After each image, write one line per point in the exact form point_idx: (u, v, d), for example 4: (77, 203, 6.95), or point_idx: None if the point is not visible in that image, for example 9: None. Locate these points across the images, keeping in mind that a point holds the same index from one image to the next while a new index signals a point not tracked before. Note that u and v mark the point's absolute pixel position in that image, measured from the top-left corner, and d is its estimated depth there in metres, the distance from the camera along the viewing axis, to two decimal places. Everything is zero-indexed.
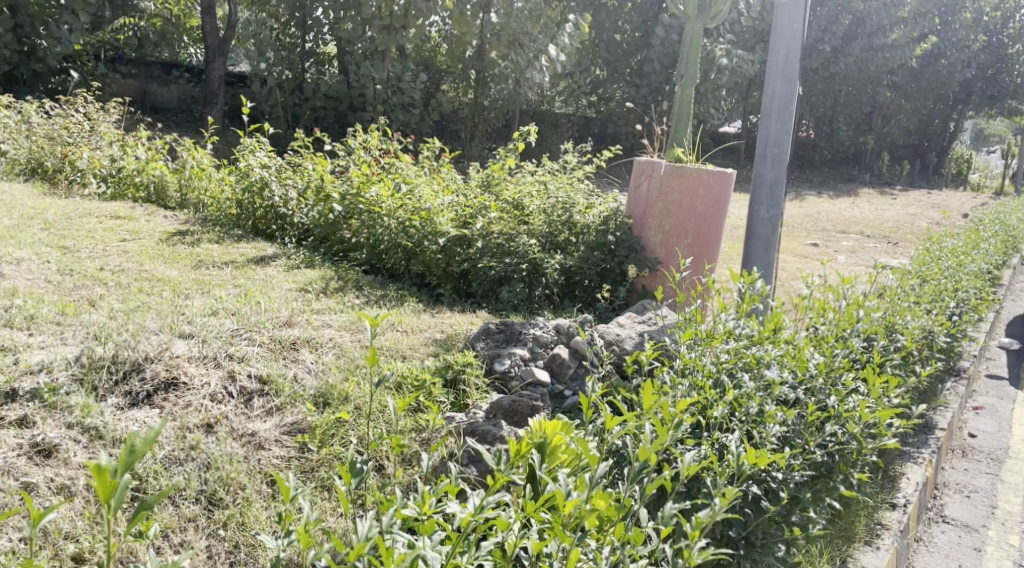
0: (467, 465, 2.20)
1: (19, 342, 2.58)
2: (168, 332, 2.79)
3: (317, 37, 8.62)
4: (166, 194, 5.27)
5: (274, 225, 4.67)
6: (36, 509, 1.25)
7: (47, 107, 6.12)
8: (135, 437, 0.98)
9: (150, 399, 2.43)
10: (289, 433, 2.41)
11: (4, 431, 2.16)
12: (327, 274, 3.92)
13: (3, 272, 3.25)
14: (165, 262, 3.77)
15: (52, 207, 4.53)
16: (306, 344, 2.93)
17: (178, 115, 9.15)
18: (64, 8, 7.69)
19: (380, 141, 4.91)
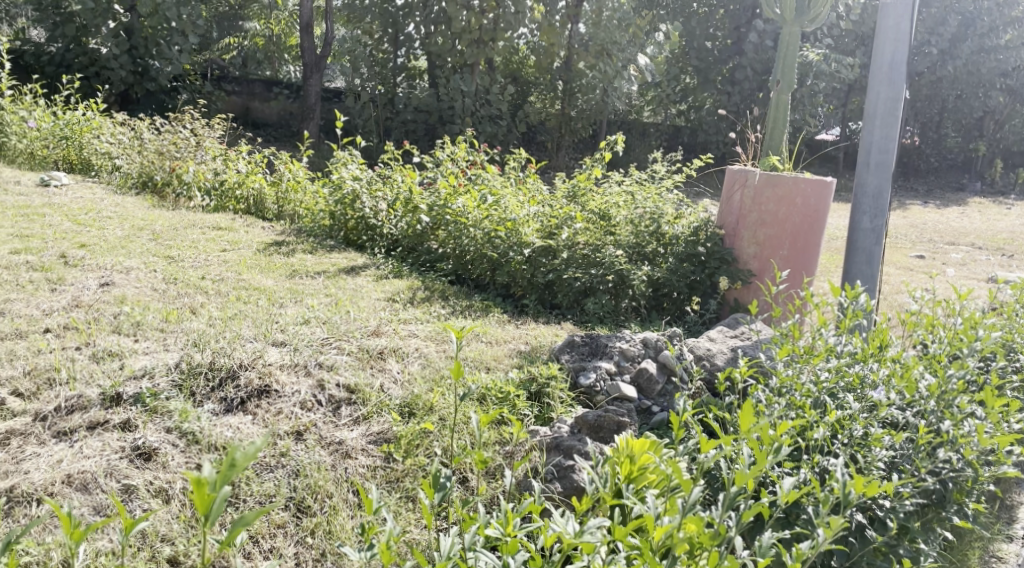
0: (551, 481, 2.16)
1: (126, 348, 2.69)
2: (262, 340, 2.85)
3: (409, 52, 8.77)
4: (265, 207, 5.46)
5: (365, 236, 4.74)
6: (129, 518, 1.27)
7: (158, 124, 6.41)
8: (235, 451, 1.02)
9: (243, 405, 2.47)
10: (375, 442, 2.40)
11: (110, 434, 2.24)
12: (414, 284, 3.95)
13: (113, 281, 3.39)
14: (262, 272, 3.87)
15: (160, 218, 4.74)
16: (393, 353, 2.94)
17: (278, 131, 9.45)
18: (174, 30, 8.07)
19: (467, 153, 4.93)
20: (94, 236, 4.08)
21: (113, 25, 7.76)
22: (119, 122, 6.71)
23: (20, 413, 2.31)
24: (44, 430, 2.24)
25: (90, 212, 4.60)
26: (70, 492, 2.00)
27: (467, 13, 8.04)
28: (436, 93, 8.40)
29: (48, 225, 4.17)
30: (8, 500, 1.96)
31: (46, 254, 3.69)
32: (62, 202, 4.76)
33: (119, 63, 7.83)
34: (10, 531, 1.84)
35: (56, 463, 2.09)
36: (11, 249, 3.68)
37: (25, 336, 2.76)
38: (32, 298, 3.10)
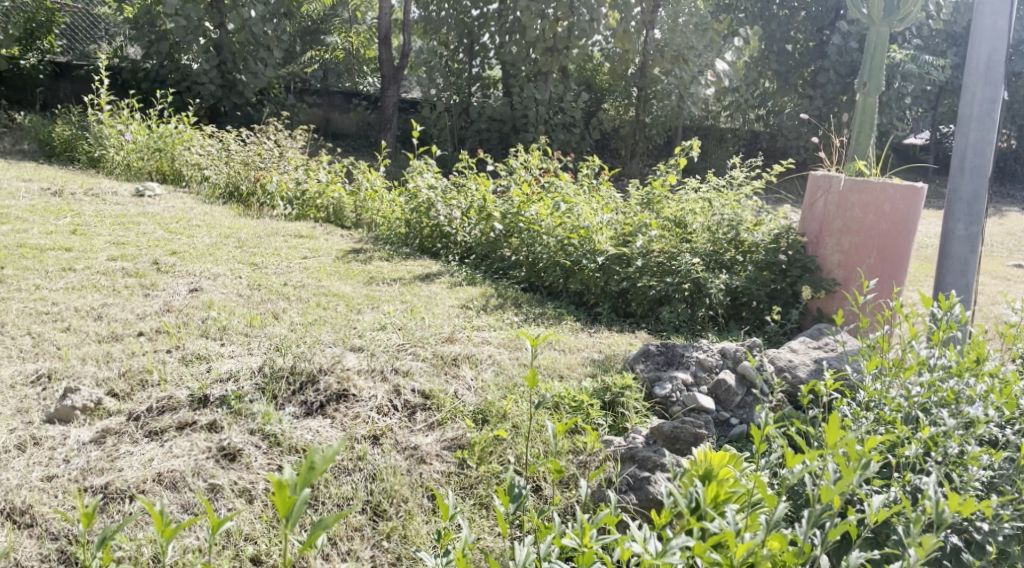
0: (626, 492, 2.13)
1: (213, 351, 2.78)
2: (341, 345, 2.91)
3: (484, 62, 8.84)
4: (344, 215, 5.57)
5: (439, 243, 4.78)
6: (216, 519, 1.34)
7: (244, 135, 6.63)
8: (313, 455, 1.11)
9: (323, 409, 2.53)
10: (449, 448, 2.42)
11: (197, 435, 2.32)
12: (487, 291, 3.97)
13: (201, 287, 3.53)
14: (340, 279, 3.95)
15: (245, 227, 4.89)
16: (467, 360, 2.96)
17: (357, 141, 9.66)
18: (260, 45, 8.36)
19: (541, 160, 4.93)
20: (184, 244, 4.24)
21: (204, 41, 8.09)
22: (208, 134, 6.97)
23: (115, 413, 2.40)
24: (137, 430, 2.32)
25: (181, 221, 4.78)
26: (160, 490, 2.07)
27: (542, 22, 8.07)
28: (510, 102, 8.47)
29: (142, 233, 4.36)
30: (103, 496, 2.04)
31: (140, 260, 3.85)
32: (156, 211, 4.96)
33: (208, 78, 8.14)
34: (105, 526, 1.92)
35: (147, 462, 2.17)
36: (109, 255, 3.86)
37: (120, 339, 2.88)
38: (127, 303, 3.24)
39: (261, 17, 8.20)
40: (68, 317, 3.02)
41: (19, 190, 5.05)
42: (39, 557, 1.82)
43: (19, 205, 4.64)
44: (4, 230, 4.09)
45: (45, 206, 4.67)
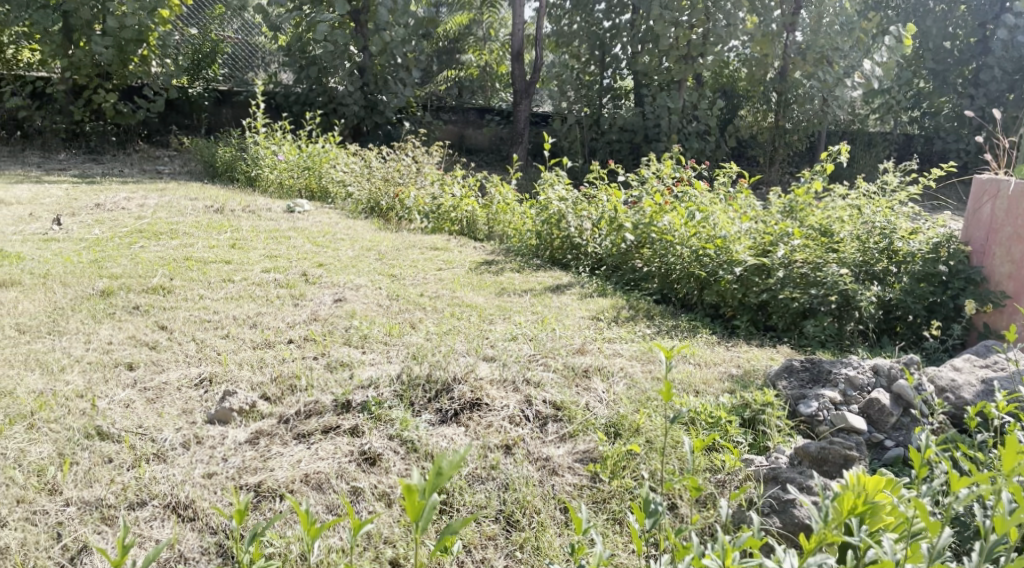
0: (768, 514, 2.04)
1: (355, 358, 2.89)
2: (473, 354, 2.95)
3: (616, 73, 8.79)
4: (476, 228, 5.67)
5: (570, 255, 4.76)
6: (355, 520, 1.40)
7: (385, 152, 6.89)
8: (444, 460, 1.16)
9: (457, 417, 2.57)
10: (581, 461, 2.40)
11: (341, 439, 2.41)
12: (618, 303, 3.92)
13: (345, 296, 3.68)
14: (473, 290, 4.02)
15: (385, 240, 5.06)
16: (598, 372, 2.92)
17: (490, 156, 9.86)
18: (400, 66, 8.72)
19: (674, 169, 4.83)
20: (330, 257, 4.44)
21: (349, 65, 8.53)
22: (353, 153, 7.30)
23: (267, 415, 2.53)
24: (286, 432, 2.44)
25: (327, 235, 5.01)
26: (307, 490, 2.17)
27: (676, 30, 7.95)
28: (642, 112, 8.40)
29: (293, 247, 4.60)
30: (256, 494, 2.15)
31: (291, 272, 4.07)
32: (305, 225, 5.24)
33: (353, 100, 8.55)
34: (257, 522, 2.02)
35: (296, 462, 2.28)
36: (263, 267, 4.09)
37: (273, 345, 3.04)
38: (279, 312, 3.42)
39: (402, 39, 8.56)
40: (228, 325, 3.22)
41: (185, 208, 5.45)
42: (200, 550, 1.94)
43: (186, 222, 5.01)
44: (173, 245, 4.41)
45: (208, 222, 5.03)
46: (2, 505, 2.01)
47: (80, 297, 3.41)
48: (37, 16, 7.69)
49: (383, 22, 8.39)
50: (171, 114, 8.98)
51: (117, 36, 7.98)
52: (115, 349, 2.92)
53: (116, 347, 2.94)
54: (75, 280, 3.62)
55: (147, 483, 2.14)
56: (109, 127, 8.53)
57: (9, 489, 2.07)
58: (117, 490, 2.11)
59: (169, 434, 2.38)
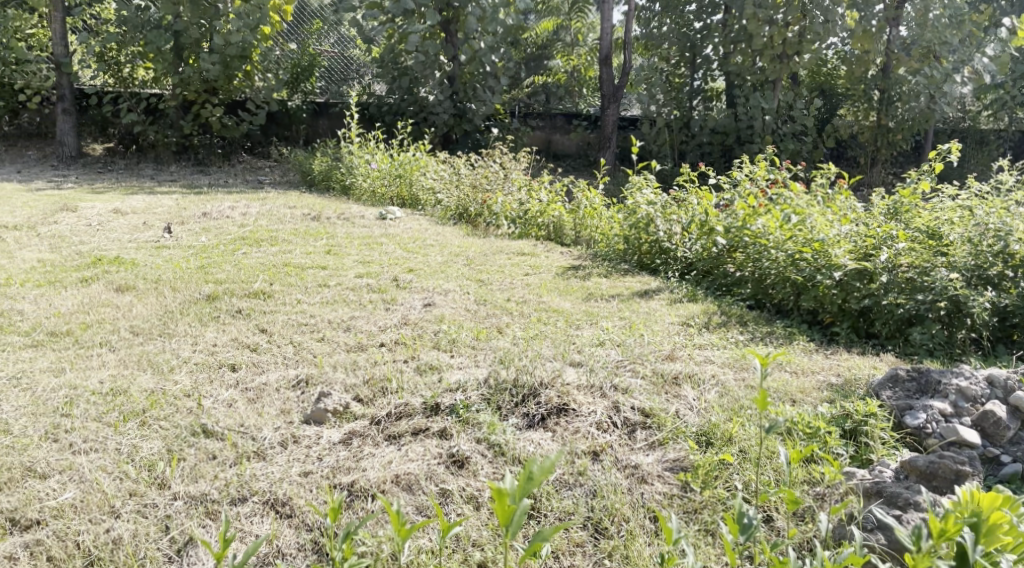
0: (872, 530, 1.95)
1: (443, 362, 2.92)
2: (560, 359, 2.94)
3: (707, 74, 8.64)
4: (563, 233, 5.64)
5: (658, 259, 4.68)
6: (447, 523, 1.47)
7: (474, 159, 6.95)
8: (535, 463, 1.23)
9: (544, 421, 2.55)
10: (671, 469, 2.34)
11: (430, 441, 2.43)
12: (709, 308, 3.83)
13: (434, 301, 3.73)
14: (560, 294, 4.01)
15: (473, 246, 5.10)
16: (688, 379, 2.86)
17: (577, 161, 9.84)
18: (489, 73, 8.80)
19: (768, 171, 4.69)
20: (420, 262, 4.51)
21: (439, 74, 8.67)
22: (443, 160, 7.41)
23: (360, 416, 2.58)
24: (378, 433, 2.48)
25: (417, 241, 5.09)
26: (398, 491, 2.19)
27: (770, 29, 7.74)
28: (735, 113, 8.22)
29: (385, 253, 4.69)
30: (348, 493, 2.19)
31: (382, 277, 4.15)
32: (396, 232, 5.35)
33: (443, 108, 8.71)
34: (350, 521, 2.05)
35: (387, 464, 2.31)
36: (357, 272, 4.19)
37: (365, 348, 3.11)
38: (371, 316, 3.49)
39: (491, 47, 8.63)
40: (323, 328, 3.31)
41: (284, 216, 5.64)
42: (296, 546, 1.99)
43: (285, 229, 5.18)
44: (272, 251, 4.57)
45: (306, 229, 5.18)
46: (116, 497, 2.11)
47: (188, 301, 3.56)
48: (151, 36, 8.09)
49: (472, 31, 8.49)
50: (271, 126, 9.35)
51: (223, 53, 8.30)
52: (219, 350, 3.04)
53: (220, 349, 3.06)
54: (184, 285, 3.79)
55: (248, 480, 2.21)
56: (216, 140, 8.91)
57: (122, 483, 2.17)
58: (221, 485, 2.19)
59: (267, 433, 2.46)
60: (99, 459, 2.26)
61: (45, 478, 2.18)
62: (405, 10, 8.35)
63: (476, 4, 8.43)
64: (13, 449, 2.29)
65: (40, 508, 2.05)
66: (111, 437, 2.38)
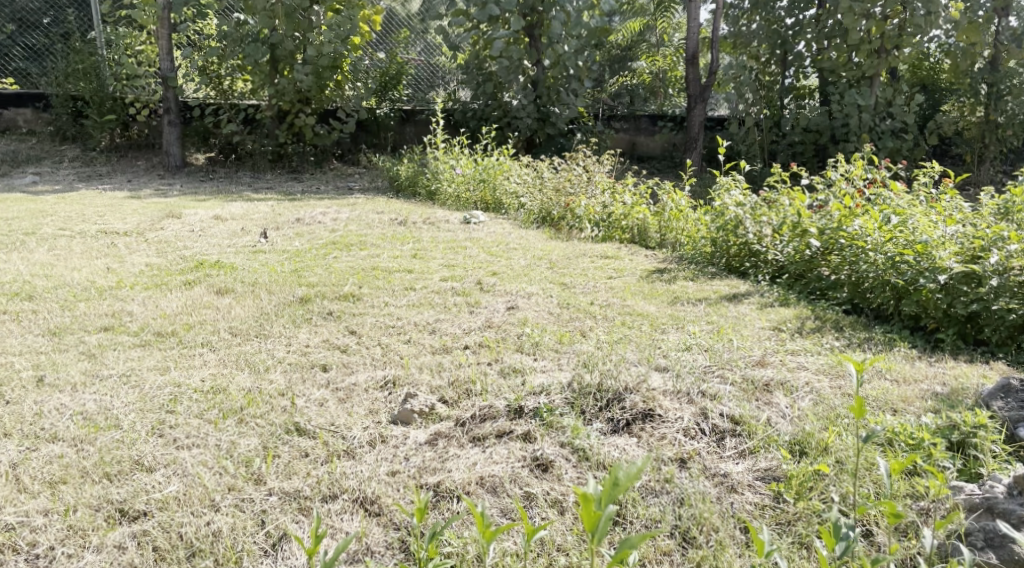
0: (983, 548, 1.85)
1: (527, 365, 2.92)
2: (646, 364, 2.90)
3: (799, 72, 8.39)
4: (648, 236, 5.55)
5: (748, 262, 4.56)
6: (531, 525, 1.46)
7: (557, 162, 6.93)
8: (620, 471, 1.20)
9: (629, 427, 2.51)
10: (763, 479, 2.27)
11: (514, 443, 2.43)
12: (802, 313, 3.70)
13: (517, 304, 3.73)
14: (645, 298, 3.95)
15: (556, 249, 5.08)
16: (781, 386, 2.76)
17: (662, 162, 9.71)
18: (573, 77, 8.78)
19: (865, 170, 4.51)
20: (504, 266, 4.52)
21: (523, 79, 8.71)
22: (526, 163, 7.44)
23: (445, 418, 2.60)
24: (463, 435, 2.50)
25: (501, 245, 5.12)
26: (482, 493, 2.20)
27: (866, 23, 7.47)
28: (828, 111, 7.94)
29: (469, 256, 4.73)
30: (434, 493, 2.21)
31: (467, 280, 4.18)
32: (480, 235, 5.38)
33: (526, 112, 8.73)
34: (435, 521, 2.07)
35: (472, 465, 2.32)
36: (441, 276, 4.24)
37: (450, 351, 3.13)
38: (455, 319, 3.52)
39: (575, 51, 8.65)
40: (409, 331, 3.35)
41: (372, 221, 5.76)
42: (384, 544, 2.01)
43: (373, 234, 5.29)
44: (361, 255, 4.67)
45: (392, 234, 5.28)
46: (216, 492, 2.19)
47: (282, 303, 3.68)
48: (249, 49, 8.41)
49: (557, 35, 8.53)
50: (361, 134, 9.62)
51: (315, 64, 8.57)
52: (311, 351, 3.12)
53: (312, 350, 3.14)
54: (278, 288, 3.91)
55: (338, 478, 2.26)
56: (308, 149, 9.18)
57: (221, 477, 2.25)
58: (313, 483, 2.24)
59: (356, 432, 2.50)
60: (200, 454, 2.36)
61: (151, 471, 2.28)
62: (490, 16, 8.41)
63: (560, 8, 8.42)
64: (123, 443, 2.40)
65: (146, 500, 2.15)
66: (212, 433, 2.47)
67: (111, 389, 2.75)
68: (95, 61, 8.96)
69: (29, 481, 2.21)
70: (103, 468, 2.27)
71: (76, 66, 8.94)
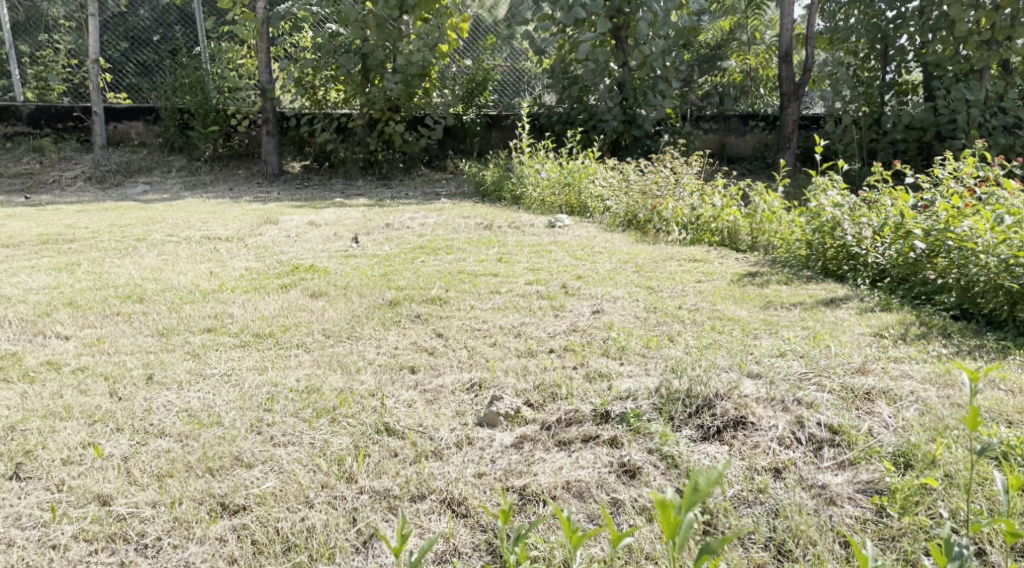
0: None
1: (613, 370, 2.89)
2: (737, 370, 2.82)
3: (901, 67, 8.04)
4: (739, 238, 5.40)
5: (846, 266, 4.39)
6: (616, 532, 1.41)
7: (644, 165, 6.83)
8: (701, 475, 1.17)
9: (720, 434, 2.45)
10: (863, 492, 2.17)
11: (601, 448, 2.41)
12: (905, 318, 3.53)
13: (603, 308, 3.69)
14: (736, 302, 3.85)
15: (642, 252, 5.02)
16: (883, 395, 2.64)
17: (753, 163, 9.50)
18: (660, 78, 8.65)
19: (975, 167, 4.26)
20: (589, 269, 4.50)
21: (609, 81, 8.66)
22: (612, 166, 7.37)
23: (531, 421, 2.60)
24: (549, 439, 2.49)
25: (586, 248, 5.09)
26: (569, 497, 2.18)
27: (975, 14, 7.09)
28: (933, 106, 7.59)
29: (554, 260, 4.72)
30: (520, 496, 2.21)
31: (552, 284, 4.17)
32: (565, 239, 5.37)
33: (612, 115, 8.66)
34: (522, 524, 2.07)
35: (558, 470, 2.31)
36: (527, 279, 4.24)
37: (535, 354, 3.13)
38: (541, 322, 3.52)
39: (662, 51, 8.48)
40: (495, 334, 3.37)
41: (459, 225, 5.83)
42: (472, 545, 2.03)
43: (459, 238, 5.35)
44: (448, 259, 4.72)
45: (478, 238, 5.33)
46: (310, 489, 2.25)
47: (373, 306, 3.76)
48: (342, 60, 8.63)
49: (643, 36, 8.37)
50: (448, 140, 9.82)
51: (405, 72, 8.74)
52: (400, 353, 3.18)
53: (401, 352, 3.19)
54: (369, 291, 4.00)
55: (426, 478, 2.29)
56: (397, 156, 9.37)
57: (316, 475, 2.32)
58: (402, 482, 2.28)
59: (444, 433, 2.53)
60: (296, 452, 2.43)
61: (250, 467, 2.36)
62: (576, 19, 8.39)
63: (647, 9, 8.33)
64: (224, 439, 2.50)
65: (245, 495, 2.23)
66: (307, 432, 2.54)
67: (213, 388, 2.86)
68: (200, 75, 9.33)
69: (139, 474, 2.32)
70: (206, 463, 2.37)
71: (183, 80, 9.35)
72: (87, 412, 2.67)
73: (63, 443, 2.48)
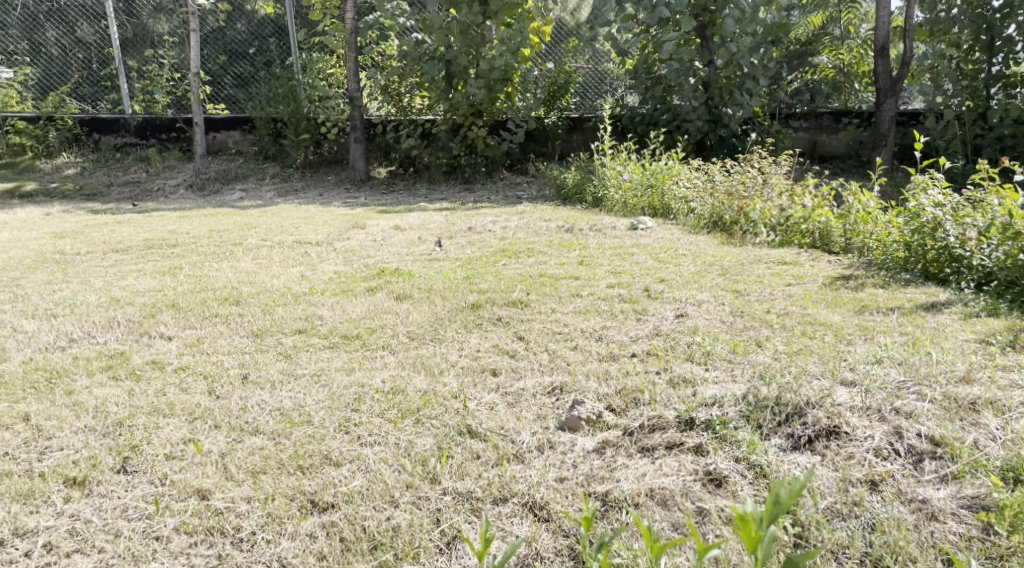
0: None
1: (698, 375, 2.83)
2: (829, 378, 2.71)
3: (1009, 58, 7.51)
4: (831, 240, 5.21)
5: (948, 268, 4.18)
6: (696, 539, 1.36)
7: (730, 166, 6.65)
8: (782, 486, 1.11)
9: (812, 444, 2.37)
10: (969, 508, 2.06)
11: (685, 456, 2.36)
12: (1014, 324, 3.33)
13: (686, 312, 3.63)
14: (828, 307, 3.71)
15: (728, 255, 4.91)
16: (990, 406, 2.49)
17: (846, 162, 9.26)
18: (747, 76, 8.44)
19: None
20: (672, 272, 4.43)
21: (694, 80, 8.51)
22: (697, 166, 7.21)
23: (614, 426, 2.57)
24: (631, 444, 2.46)
25: (670, 251, 5.01)
26: (652, 505, 2.15)
27: None
28: None
29: (636, 263, 4.67)
30: (602, 503, 2.19)
31: (634, 287, 4.12)
32: (648, 242, 5.29)
33: (696, 115, 8.51)
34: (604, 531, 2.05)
35: (641, 476, 2.28)
36: (608, 283, 4.20)
37: (617, 358, 3.10)
38: (623, 326, 3.48)
39: (750, 49, 8.32)
40: (576, 337, 3.35)
41: (540, 229, 5.83)
42: (554, 550, 2.02)
43: (540, 241, 5.35)
44: (529, 262, 4.73)
45: (559, 241, 5.32)
46: (395, 489, 2.29)
47: (456, 309, 3.80)
48: (426, 67, 8.77)
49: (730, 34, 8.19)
50: (530, 143, 9.83)
51: (487, 77, 8.82)
52: (482, 356, 3.20)
53: (483, 355, 3.21)
54: (452, 294, 4.05)
55: (509, 481, 2.30)
56: (480, 160, 9.45)
57: (401, 475, 2.35)
58: (484, 485, 2.29)
59: (526, 437, 2.53)
60: (381, 452, 2.47)
61: (338, 466, 2.42)
62: (660, 19, 8.28)
63: (734, 6, 8.16)
64: (314, 438, 2.57)
65: (334, 493, 2.28)
66: (392, 432, 2.59)
67: (303, 388, 2.95)
68: (293, 85, 9.65)
69: (235, 470, 2.41)
70: (297, 461, 2.44)
71: (276, 90, 9.68)
72: (187, 410, 2.79)
73: (166, 439, 2.60)
